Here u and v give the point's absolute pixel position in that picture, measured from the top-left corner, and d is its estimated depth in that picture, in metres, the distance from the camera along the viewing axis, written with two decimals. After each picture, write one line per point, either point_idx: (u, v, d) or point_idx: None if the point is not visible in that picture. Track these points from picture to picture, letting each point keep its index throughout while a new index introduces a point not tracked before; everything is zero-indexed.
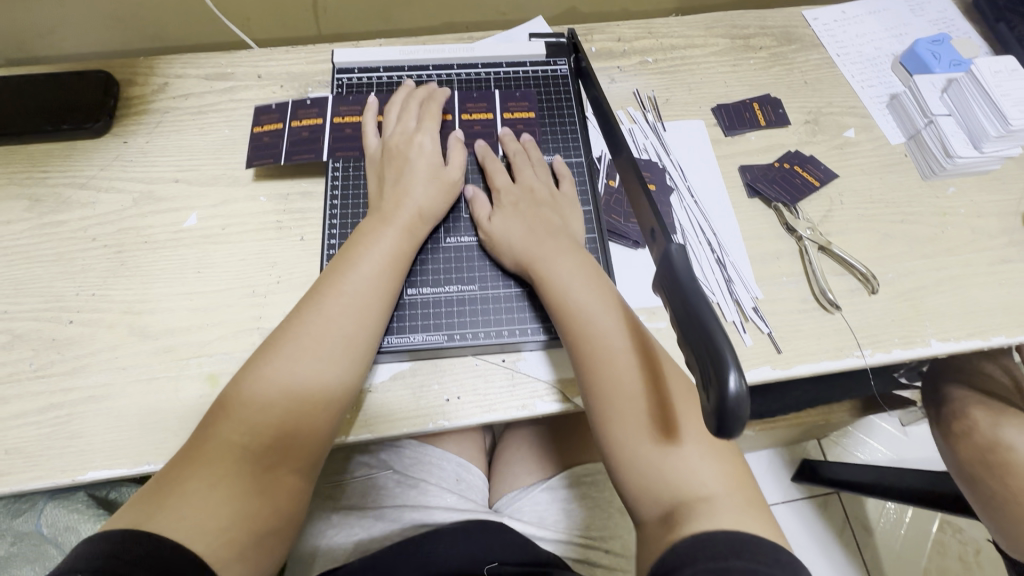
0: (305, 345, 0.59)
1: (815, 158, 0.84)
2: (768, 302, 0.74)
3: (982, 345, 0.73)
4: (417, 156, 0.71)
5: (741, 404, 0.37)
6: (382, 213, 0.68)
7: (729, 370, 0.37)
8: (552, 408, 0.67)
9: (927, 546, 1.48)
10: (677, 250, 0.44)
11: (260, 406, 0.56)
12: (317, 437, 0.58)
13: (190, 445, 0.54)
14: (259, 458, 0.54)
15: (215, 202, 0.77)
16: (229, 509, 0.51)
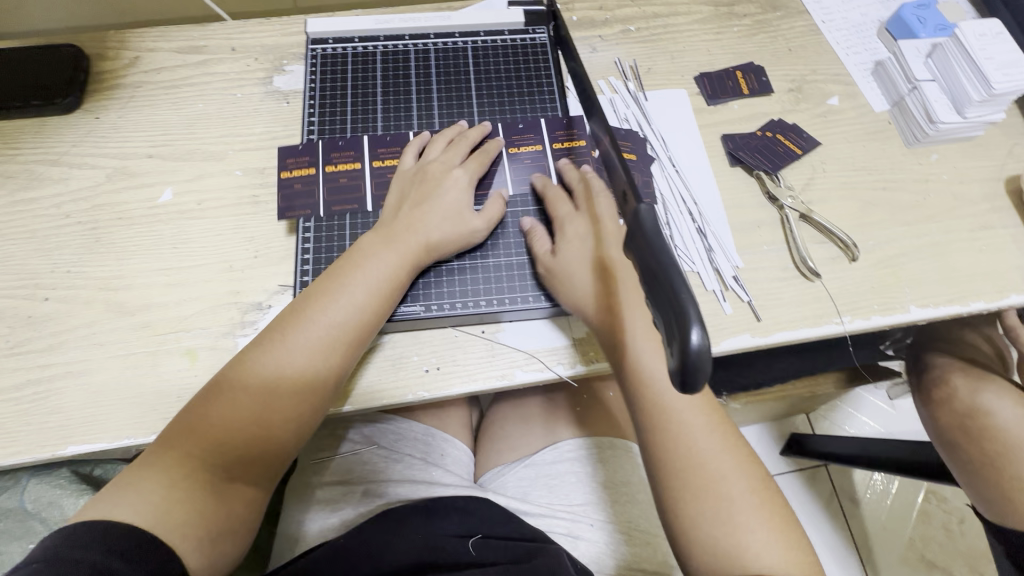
0: (285, 362, 0.60)
1: (798, 126, 0.83)
2: (749, 270, 0.74)
3: (961, 310, 0.74)
4: (448, 192, 0.70)
5: (702, 355, 0.37)
6: (390, 235, 0.67)
7: (691, 322, 0.37)
8: (531, 377, 0.67)
9: (912, 515, 1.50)
10: (645, 208, 0.44)
11: (235, 419, 0.58)
12: (284, 449, 0.60)
13: (161, 443, 0.57)
14: (224, 467, 0.57)
15: (190, 177, 0.76)
16: (188, 511, 0.54)
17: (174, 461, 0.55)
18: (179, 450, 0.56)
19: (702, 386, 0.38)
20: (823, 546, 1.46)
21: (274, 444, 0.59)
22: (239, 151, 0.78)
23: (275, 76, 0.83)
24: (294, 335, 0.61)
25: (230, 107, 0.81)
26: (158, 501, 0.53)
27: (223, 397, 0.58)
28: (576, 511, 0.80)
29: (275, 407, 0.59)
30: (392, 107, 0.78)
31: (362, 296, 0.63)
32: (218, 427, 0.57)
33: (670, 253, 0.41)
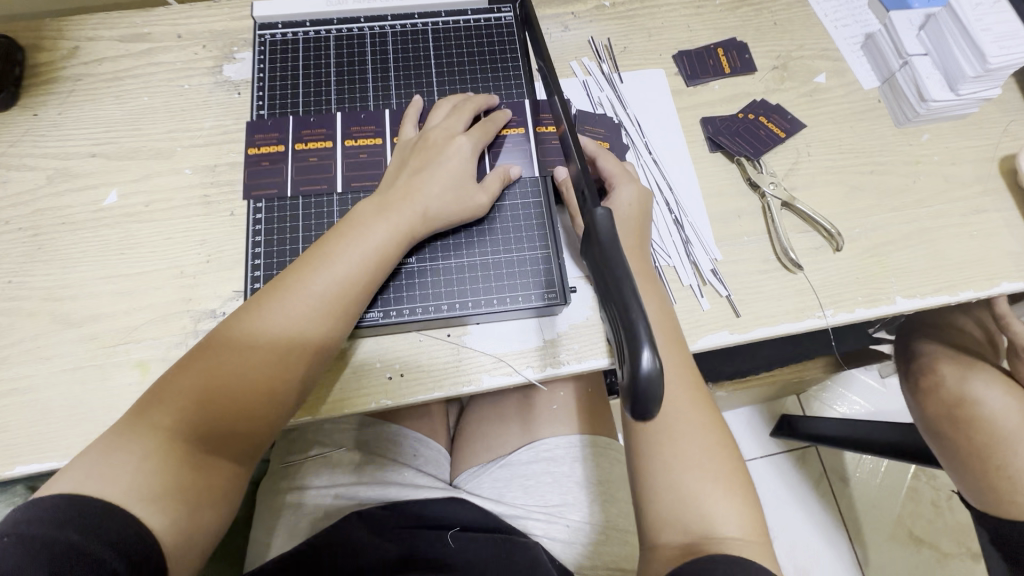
0: (270, 330, 0.56)
1: (782, 107, 0.79)
2: (728, 263, 0.70)
3: (950, 300, 0.70)
4: (450, 159, 0.64)
5: (654, 379, 0.34)
6: (386, 201, 0.61)
7: (642, 343, 0.34)
8: (499, 383, 0.64)
9: (902, 493, 1.50)
10: (602, 214, 0.41)
11: (216, 387, 0.54)
12: (266, 423, 0.57)
13: (140, 412, 0.54)
14: (199, 439, 0.54)
15: (137, 177, 0.72)
16: (161, 484, 0.51)
17: (148, 431, 0.52)
18: (152, 421, 0.53)
19: (656, 413, 0.35)
20: (809, 527, 1.46)
21: (254, 416, 0.56)
22: (188, 148, 0.73)
23: (225, 65, 0.78)
24: (275, 305, 0.57)
25: (177, 100, 0.76)
26: (129, 472, 0.50)
27: (202, 364, 0.55)
28: (552, 511, 0.78)
29: (253, 379, 0.56)
30: (347, 87, 0.73)
31: (347, 264, 0.59)
32: (192, 398, 0.54)
33: (625, 266, 0.38)
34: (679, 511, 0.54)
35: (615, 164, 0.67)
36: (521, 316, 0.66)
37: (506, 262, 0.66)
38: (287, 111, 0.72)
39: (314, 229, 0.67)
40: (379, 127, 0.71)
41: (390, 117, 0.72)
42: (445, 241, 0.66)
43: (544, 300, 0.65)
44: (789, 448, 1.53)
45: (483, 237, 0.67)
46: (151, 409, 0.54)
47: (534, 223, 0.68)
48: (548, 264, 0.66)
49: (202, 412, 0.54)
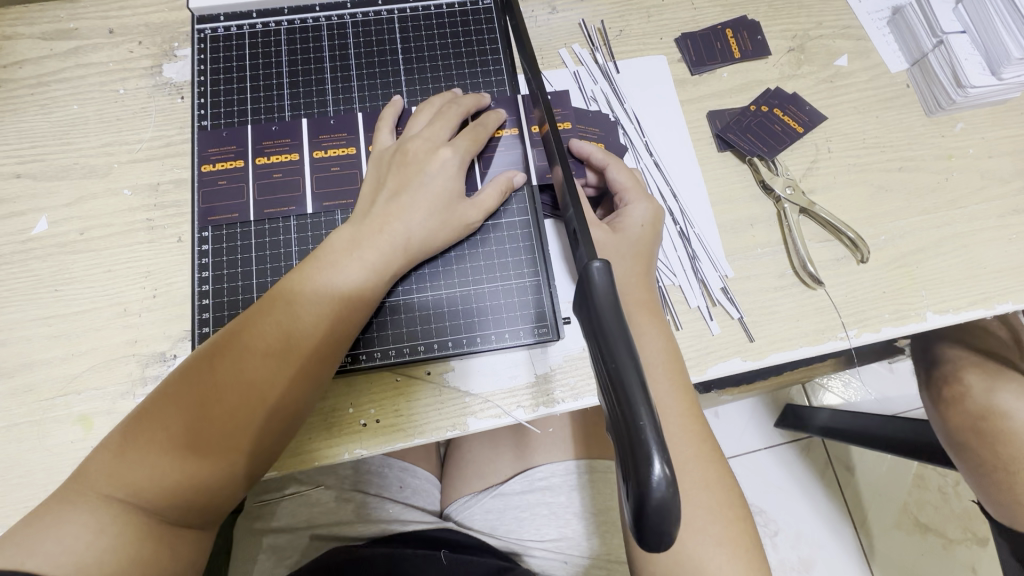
0: (233, 385, 0.46)
1: (798, 97, 0.70)
2: (739, 280, 0.63)
3: (985, 314, 0.63)
4: (434, 175, 0.54)
5: (665, 499, 0.28)
6: (362, 229, 0.51)
7: (650, 456, 0.28)
8: (487, 425, 0.57)
9: (908, 479, 1.19)
10: (598, 273, 0.33)
11: (167, 455, 0.44)
12: (235, 492, 0.46)
13: (79, 482, 0.43)
14: (159, 505, 0.43)
15: (69, 200, 0.63)
16: (110, 562, 0.41)
17: (95, 497, 0.42)
18: (100, 485, 0.43)
19: (671, 536, 0.28)
20: (810, 518, 1.16)
21: (224, 477, 0.45)
22: (126, 164, 0.64)
23: (165, 64, 0.68)
24: (247, 337, 0.47)
25: (111, 107, 0.66)
26: (71, 548, 0.40)
27: (151, 428, 0.44)
28: (549, 545, 0.73)
29: (222, 429, 0.45)
30: (307, 88, 0.63)
31: (327, 291, 0.49)
32: (148, 455, 0.44)
33: (626, 344, 0.31)
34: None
35: (626, 176, 0.60)
36: (509, 351, 0.59)
37: (490, 292, 0.59)
38: (244, 119, 0.62)
39: (271, 258, 0.58)
40: (351, 134, 0.61)
41: (362, 122, 0.62)
42: (420, 270, 0.58)
43: (535, 336, 0.58)
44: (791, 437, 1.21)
45: (463, 264, 0.59)
46: (91, 478, 0.43)
47: (522, 245, 0.60)
48: (539, 293, 0.59)
49: (159, 473, 0.43)
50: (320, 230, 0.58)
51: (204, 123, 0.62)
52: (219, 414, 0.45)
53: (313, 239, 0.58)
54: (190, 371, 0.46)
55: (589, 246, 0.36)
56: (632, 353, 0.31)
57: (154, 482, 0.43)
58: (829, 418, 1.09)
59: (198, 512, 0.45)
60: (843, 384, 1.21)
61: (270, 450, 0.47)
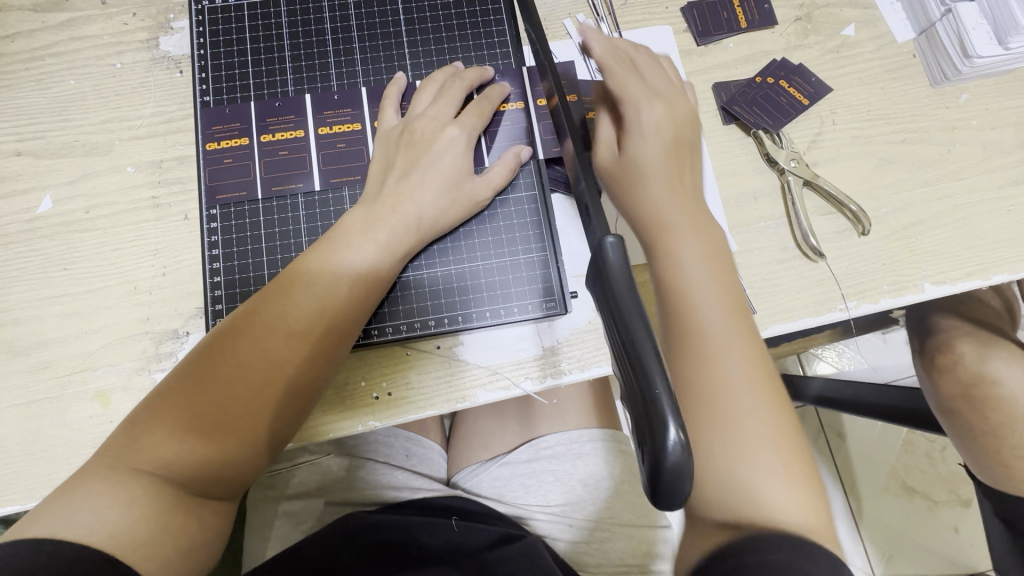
0: (251, 362, 0.47)
1: (804, 68, 0.69)
2: (743, 254, 0.64)
3: (982, 284, 0.64)
4: (442, 154, 0.54)
5: (680, 463, 0.29)
6: (374, 211, 0.52)
7: (667, 424, 0.29)
8: (495, 397, 0.59)
9: (897, 444, 1.23)
10: (613, 245, 0.34)
11: (191, 431, 0.45)
12: (256, 466, 0.48)
13: (107, 457, 0.45)
14: (186, 479, 0.45)
15: (72, 177, 0.63)
16: (144, 529, 0.42)
17: (124, 472, 0.44)
18: (128, 461, 0.44)
19: (685, 497, 0.30)
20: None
21: (245, 452, 0.46)
22: (128, 141, 0.64)
23: (161, 37, 0.67)
24: (264, 316, 0.48)
25: (109, 82, 0.65)
26: (105, 518, 0.42)
27: (173, 405, 0.46)
28: (555, 511, 0.76)
29: (245, 406, 0.46)
30: (309, 61, 0.62)
31: (342, 271, 0.50)
32: (173, 432, 0.45)
33: (642, 320, 0.32)
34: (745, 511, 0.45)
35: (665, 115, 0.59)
36: (516, 325, 0.60)
37: (498, 267, 0.59)
38: (247, 94, 0.61)
39: (279, 235, 0.58)
40: (356, 109, 0.61)
41: (366, 97, 0.61)
42: (429, 248, 0.59)
43: (542, 310, 0.59)
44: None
45: (470, 240, 0.60)
46: (118, 453, 0.45)
47: (529, 219, 0.60)
48: (546, 268, 0.60)
49: (186, 450, 0.45)
50: (328, 208, 0.58)
51: (206, 99, 0.61)
52: (241, 391, 0.46)
53: (322, 217, 0.58)
54: (208, 351, 0.47)
55: (602, 220, 0.37)
56: (647, 325, 0.32)
57: (181, 457, 0.45)
58: (822, 386, 1.11)
59: (224, 486, 0.47)
60: (837, 354, 1.24)
61: (292, 426, 0.49)
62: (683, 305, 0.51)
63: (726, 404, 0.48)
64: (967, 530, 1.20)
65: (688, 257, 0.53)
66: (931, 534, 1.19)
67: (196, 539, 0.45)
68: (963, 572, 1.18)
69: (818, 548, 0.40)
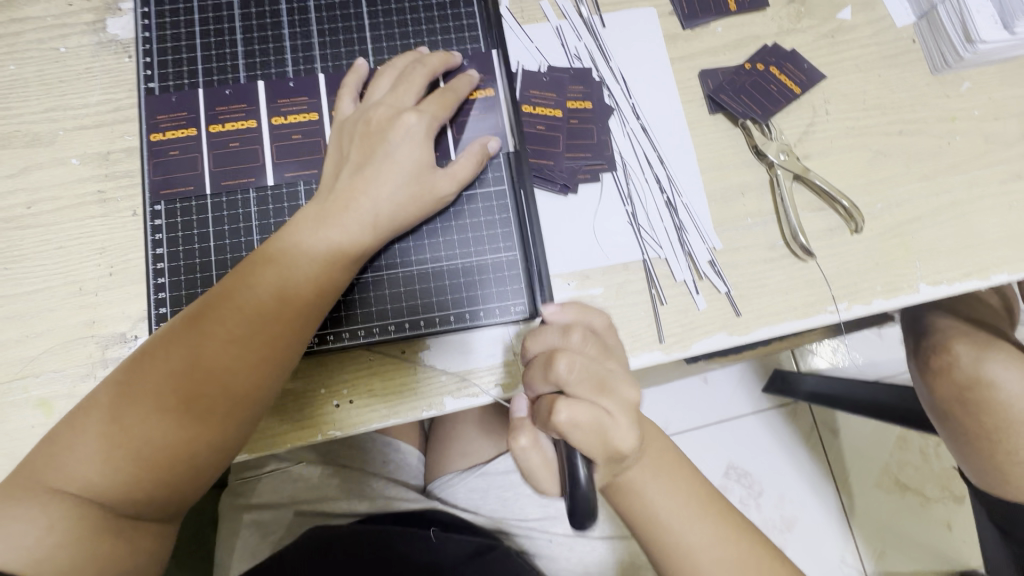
0: (187, 372, 0.43)
1: (797, 53, 0.65)
2: (728, 253, 0.60)
3: (980, 285, 0.61)
4: (398, 143, 0.50)
5: (589, 492, 0.40)
6: (324, 209, 0.48)
7: (578, 462, 0.41)
8: (463, 406, 0.55)
9: (890, 442, 1.20)
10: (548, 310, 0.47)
11: (117, 448, 0.42)
12: (192, 485, 0.44)
13: (29, 473, 0.42)
14: (111, 498, 0.42)
15: (13, 170, 0.59)
16: (69, 557, 0.40)
17: (45, 492, 0.41)
18: (49, 478, 0.41)
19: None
20: (796, 483, 1.18)
21: (179, 470, 0.43)
22: (73, 131, 0.60)
23: (108, 18, 0.62)
24: (202, 321, 0.44)
25: (52, 68, 0.61)
26: (21, 544, 0.39)
27: (102, 419, 0.42)
28: (533, 523, 0.74)
29: (180, 419, 0.43)
30: (263, 45, 0.58)
31: (291, 272, 0.46)
32: (99, 446, 0.42)
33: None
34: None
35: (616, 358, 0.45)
36: (488, 328, 0.56)
37: (464, 269, 0.56)
38: (195, 80, 0.57)
39: (229, 234, 0.54)
40: (313, 98, 0.57)
41: (325, 84, 0.57)
42: (390, 247, 0.55)
43: (512, 314, 0.55)
44: (778, 403, 1.20)
45: (434, 239, 0.56)
46: (40, 468, 0.42)
47: (498, 217, 0.56)
48: (516, 269, 0.56)
49: (111, 465, 0.41)
50: (281, 204, 0.54)
51: (151, 86, 0.57)
52: (175, 404, 0.43)
53: (274, 214, 0.54)
54: (142, 358, 0.44)
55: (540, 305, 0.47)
56: None
57: (107, 473, 0.41)
58: (815, 384, 1.09)
59: (154, 505, 0.43)
60: (832, 349, 1.21)
61: (233, 443, 0.45)
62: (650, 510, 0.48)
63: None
64: (959, 527, 1.18)
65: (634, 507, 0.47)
66: (924, 531, 1.17)
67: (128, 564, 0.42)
68: (956, 568, 1.15)
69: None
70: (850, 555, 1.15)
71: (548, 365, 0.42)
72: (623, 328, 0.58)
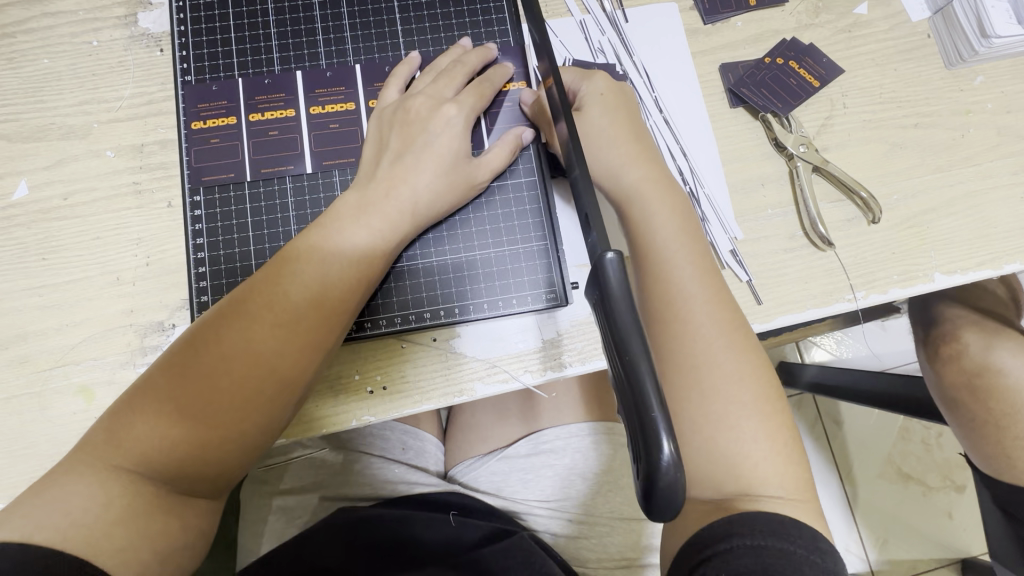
0: (237, 354, 0.45)
1: (815, 48, 0.67)
2: (749, 243, 0.62)
3: (993, 274, 0.62)
4: (437, 134, 0.52)
5: (673, 478, 0.30)
6: (366, 197, 0.50)
7: (660, 437, 0.29)
8: (493, 391, 0.57)
9: (893, 432, 1.22)
10: (598, 239, 0.36)
11: (173, 427, 0.43)
12: (243, 463, 0.46)
13: (89, 447, 0.44)
14: (168, 475, 0.44)
15: (49, 162, 0.60)
16: (121, 535, 0.41)
17: (104, 468, 0.43)
18: (106, 457, 0.43)
19: (678, 509, 0.30)
20: None
21: (231, 449, 0.45)
22: (106, 123, 0.61)
23: (140, 12, 0.63)
24: (251, 305, 0.46)
25: (85, 61, 0.62)
26: (80, 521, 0.41)
27: (157, 398, 0.44)
28: (552, 506, 0.75)
29: (231, 400, 0.44)
30: (297, 38, 0.59)
31: (335, 258, 0.48)
32: (159, 424, 0.43)
33: (639, 335, 0.32)
34: (718, 473, 0.48)
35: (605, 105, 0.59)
36: (517, 316, 0.58)
37: (496, 257, 0.57)
38: (231, 72, 0.59)
39: (267, 222, 0.55)
40: (350, 88, 0.58)
41: (361, 74, 0.59)
42: (424, 236, 0.57)
43: (543, 301, 0.57)
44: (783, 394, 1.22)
45: (467, 228, 0.57)
46: (100, 442, 0.43)
47: (529, 207, 0.58)
48: (547, 258, 0.58)
49: (167, 444, 0.43)
50: (317, 193, 0.56)
51: (188, 78, 0.58)
52: (226, 386, 0.44)
53: (311, 203, 0.56)
54: (193, 340, 0.45)
55: (602, 232, 0.35)
56: (647, 350, 0.31)
57: (164, 451, 0.43)
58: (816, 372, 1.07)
59: (208, 483, 0.45)
60: (836, 342, 1.22)
61: (281, 421, 0.47)
62: (665, 289, 0.54)
63: (697, 357, 0.51)
64: (961, 515, 1.20)
65: (637, 174, 0.57)
66: (926, 520, 1.19)
67: (178, 540, 0.44)
68: (955, 557, 1.18)
69: (799, 522, 0.44)
70: (853, 542, 1.18)
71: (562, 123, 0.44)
72: None
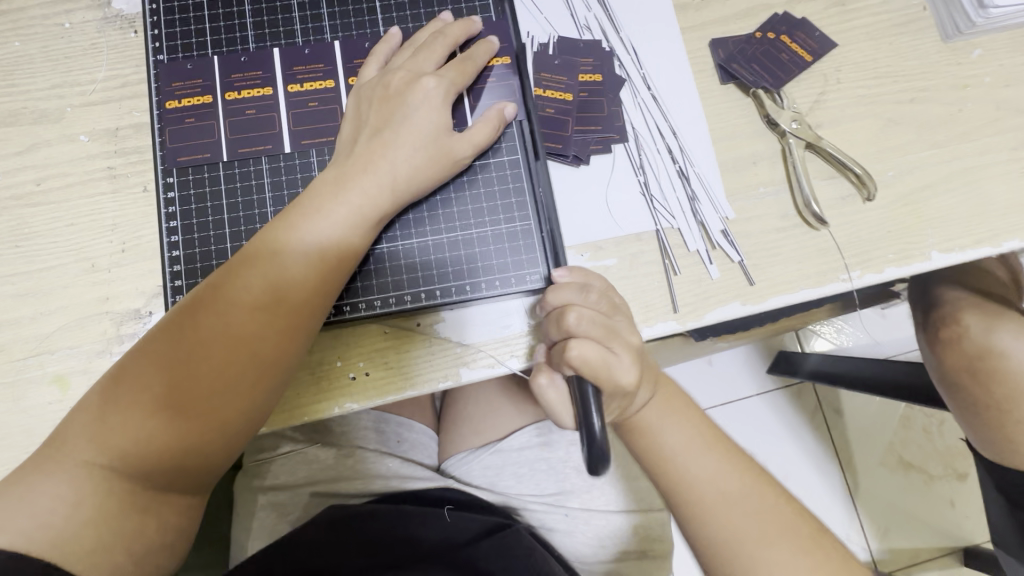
0: (214, 341, 0.43)
1: (807, 22, 0.65)
2: (740, 223, 0.60)
3: (992, 252, 0.60)
4: (417, 108, 0.50)
5: (601, 443, 0.41)
6: (345, 174, 0.48)
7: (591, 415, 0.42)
8: (479, 377, 0.55)
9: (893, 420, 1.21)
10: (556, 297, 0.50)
11: (149, 418, 0.42)
12: (224, 453, 0.45)
13: (60, 443, 0.42)
14: (143, 469, 0.42)
15: (20, 148, 0.58)
16: (93, 532, 0.40)
17: (76, 463, 0.41)
18: (79, 452, 0.42)
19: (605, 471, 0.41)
20: (802, 461, 1.18)
21: (211, 437, 0.43)
22: (80, 107, 0.59)
23: None
24: (229, 289, 0.44)
25: (57, 44, 0.60)
26: (48, 516, 0.40)
27: (131, 391, 0.42)
28: (549, 500, 0.73)
29: (209, 388, 0.43)
30: (273, 15, 0.58)
31: (312, 237, 0.46)
32: (133, 417, 0.42)
33: None
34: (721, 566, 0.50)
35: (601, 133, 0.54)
36: (504, 300, 0.56)
37: (479, 238, 0.56)
38: (205, 51, 0.57)
39: (243, 204, 0.54)
40: (329, 65, 0.57)
41: (341, 51, 0.57)
42: (405, 217, 0.55)
43: (526, 284, 0.55)
44: (783, 383, 1.20)
45: (449, 208, 0.56)
46: (70, 437, 0.42)
47: (512, 186, 0.56)
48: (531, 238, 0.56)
49: (142, 437, 0.42)
50: (295, 174, 0.54)
51: (161, 57, 0.57)
52: (203, 372, 0.43)
53: (289, 184, 0.54)
54: (168, 329, 0.44)
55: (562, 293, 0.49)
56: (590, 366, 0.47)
57: (139, 444, 0.42)
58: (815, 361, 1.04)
59: (187, 474, 0.44)
60: (836, 331, 1.19)
61: (263, 406, 0.45)
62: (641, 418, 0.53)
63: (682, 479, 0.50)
64: (962, 503, 1.18)
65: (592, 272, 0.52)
66: (926, 508, 1.18)
67: (152, 535, 0.43)
68: (957, 544, 1.17)
69: None
70: (854, 532, 1.16)
71: (560, 318, 0.48)
72: (637, 298, 0.58)
